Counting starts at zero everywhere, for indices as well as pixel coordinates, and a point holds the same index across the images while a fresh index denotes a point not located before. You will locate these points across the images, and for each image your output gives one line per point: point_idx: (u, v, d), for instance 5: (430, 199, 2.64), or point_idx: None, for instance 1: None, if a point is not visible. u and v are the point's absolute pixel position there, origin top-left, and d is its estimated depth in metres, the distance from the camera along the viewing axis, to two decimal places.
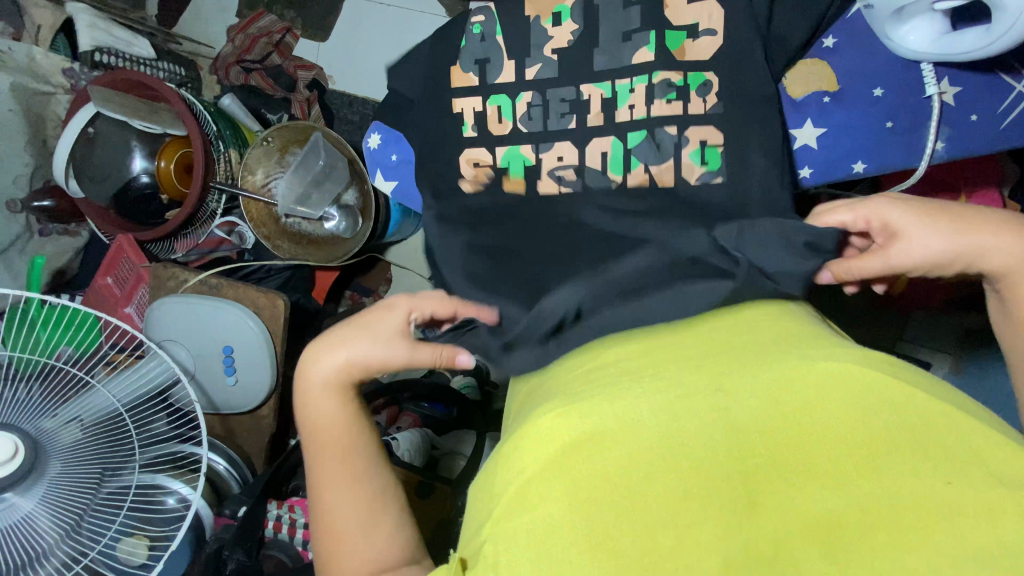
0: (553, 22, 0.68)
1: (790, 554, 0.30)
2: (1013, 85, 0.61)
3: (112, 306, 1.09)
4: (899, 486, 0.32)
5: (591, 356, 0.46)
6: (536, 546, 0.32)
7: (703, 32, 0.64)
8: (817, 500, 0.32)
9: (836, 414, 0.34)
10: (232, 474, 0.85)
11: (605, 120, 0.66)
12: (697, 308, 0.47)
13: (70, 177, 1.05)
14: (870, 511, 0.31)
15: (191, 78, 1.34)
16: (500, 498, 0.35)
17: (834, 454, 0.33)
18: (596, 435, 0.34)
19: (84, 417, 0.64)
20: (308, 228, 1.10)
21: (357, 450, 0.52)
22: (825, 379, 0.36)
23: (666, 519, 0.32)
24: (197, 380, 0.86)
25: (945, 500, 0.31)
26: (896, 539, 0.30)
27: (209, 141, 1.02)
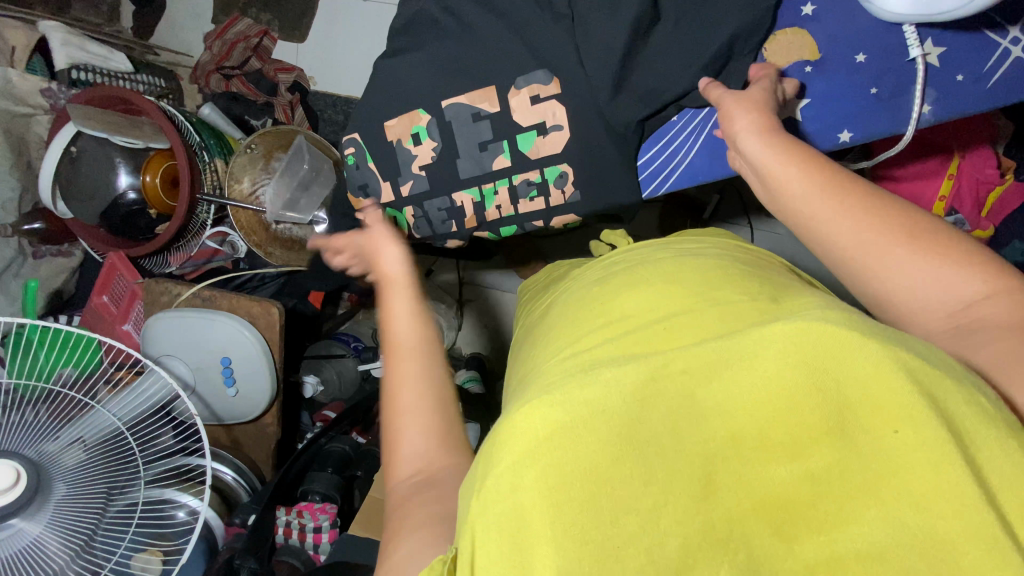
0: (414, 141, 0.65)
1: (744, 532, 0.30)
2: (998, 43, 0.56)
3: (109, 324, 1.09)
4: (857, 450, 0.30)
5: (575, 343, 0.45)
6: (514, 538, 0.31)
7: (552, 128, 0.63)
8: (774, 474, 0.31)
9: (793, 383, 0.32)
10: (241, 483, 0.86)
11: (479, 221, 0.69)
12: (679, 290, 0.45)
13: (58, 199, 1.04)
14: (828, 479, 0.30)
15: (171, 88, 1.34)
16: (480, 493, 0.34)
17: (800, 419, 0.31)
18: (564, 429, 0.33)
19: (87, 437, 0.64)
20: (299, 233, 1.09)
21: (410, 346, 0.52)
22: (784, 350, 0.33)
23: (631, 500, 0.31)
24: (199, 393, 0.86)
25: (898, 458, 0.29)
26: (853, 504, 0.29)
27: (192, 153, 1.01)
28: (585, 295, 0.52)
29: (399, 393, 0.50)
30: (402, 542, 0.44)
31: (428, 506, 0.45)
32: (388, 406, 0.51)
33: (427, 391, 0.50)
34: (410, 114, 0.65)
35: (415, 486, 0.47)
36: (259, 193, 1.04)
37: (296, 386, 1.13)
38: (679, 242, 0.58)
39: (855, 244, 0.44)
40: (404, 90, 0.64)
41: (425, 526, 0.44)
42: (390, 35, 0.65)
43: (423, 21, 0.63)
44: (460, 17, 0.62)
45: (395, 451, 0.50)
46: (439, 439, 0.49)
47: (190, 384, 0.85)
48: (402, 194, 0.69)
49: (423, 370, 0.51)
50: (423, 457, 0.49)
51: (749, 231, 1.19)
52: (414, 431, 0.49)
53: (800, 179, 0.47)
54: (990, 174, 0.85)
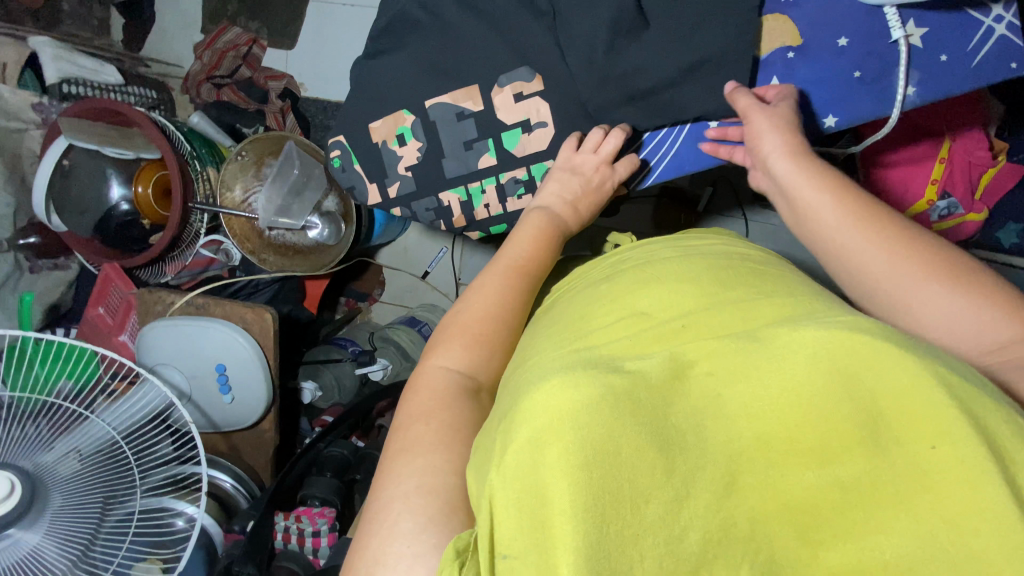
0: (399, 142, 0.65)
1: (763, 534, 0.30)
2: (981, 20, 0.55)
3: (107, 335, 1.09)
4: (888, 458, 0.30)
5: (588, 335, 0.44)
6: (532, 514, 0.30)
7: (537, 124, 0.63)
8: (803, 478, 0.31)
9: (822, 388, 0.32)
10: (240, 489, 0.86)
11: (467, 221, 0.69)
12: (698, 288, 0.45)
13: (51, 212, 1.04)
14: (856, 483, 0.30)
15: (162, 99, 1.36)
16: (499, 465, 0.33)
17: (825, 421, 0.31)
18: (581, 411, 0.32)
19: (83, 447, 0.64)
20: (293, 238, 1.09)
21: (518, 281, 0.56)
22: (811, 355, 0.33)
23: (654, 490, 0.30)
24: (195, 401, 0.86)
25: (928, 470, 0.29)
26: (880, 512, 0.29)
27: (185, 162, 1.01)
28: (602, 285, 0.52)
29: (483, 295, 0.54)
30: (420, 420, 0.46)
31: (462, 408, 0.47)
32: (464, 306, 0.54)
33: (508, 305, 0.54)
34: (394, 115, 0.65)
35: (453, 384, 0.49)
36: (250, 200, 1.05)
37: (294, 392, 1.12)
38: (692, 240, 0.58)
39: (881, 270, 0.46)
40: (387, 90, 0.64)
41: (443, 430, 0.45)
42: (372, 36, 0.65)
43: (404, 20, 0.63)
44: (441, 15, 0.62)
45: (443, 360, 0.51)
46: (492, 359, 0.52)
47: (186, 392, 0.85)
48: (389, 196, 0.68)
49: (510, 288, 0.55)
50: (472, 366, 0.51)
51: (744, 223, 1.18)
52: (473, 336, 0.52)
53: (833, 197, 0.49)
54: (981, 157, 0.85)
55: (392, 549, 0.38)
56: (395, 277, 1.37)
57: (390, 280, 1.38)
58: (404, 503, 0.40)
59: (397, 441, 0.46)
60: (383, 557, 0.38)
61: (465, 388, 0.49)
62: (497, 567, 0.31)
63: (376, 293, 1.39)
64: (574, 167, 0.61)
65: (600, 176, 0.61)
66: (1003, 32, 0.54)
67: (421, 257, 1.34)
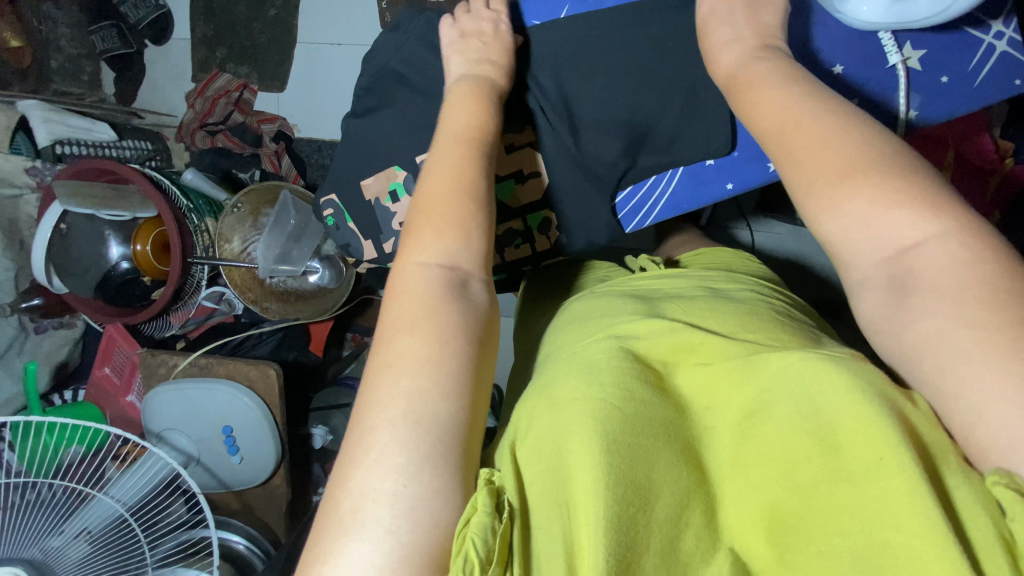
0: (391, 198, 0.64)
1: (740, 541, 0.29)
2: (981, 38, 0.54)
3: (114, 395, 1.09)
4: (845, 470, 0.27)
5: (600, 320, 0.44)
6: (552, 489, 0.31)
7: (529, 174, 0.63)
8: (766, 486, 0.29)
9: (787, 409, 0.30)
10: (254, 550, 0.85)
11: None
12: (731, 308, 0.42)
13: (52, 275, 1.05)
14: (810, 494, 0.28)
15: (158, 149, 1.37)
16: (525, 440, 0.35)
17: (786, 427, 0.30)
18: (604, 407, 0.32)
19: (91, 528, 0.63)
20: (294, 284, 1.07)
21: (472, 153, 0.47)
22: (785, 377, 0.31)
23: (638, 489, 0.29)
24: (202, 462, 0.85)
25: (873, 481, 0.26)
26: (833, 519, 0.26)
27: (182, 216, 1.01)
28: (628, 282, 0.53)
29: (456, 180, 0.45)
30: (402, 332, 0.38)
31: (448, 308, 0.39)
32: (427, 186, 0.46)
33: (478, 188, 0.46)
34: (385, 171, 0.64)
35: (436, 282, 0.41)
36: (249, 250, 1.04)
37: (305, 438, 1.14)
38: (717, 278, 0.51)
39: (812, 160, 0.39)
40: (378, 146, 0.63)
41: (429, 341, 0.37)
42: (358, 92, 0.65)
43: (388, 77, 0.62)
44: (425, 71, 0.61)
45: (416, 257, 0.42)
46: (469, 240, 0.43)
47: (194, 455, 0.84)
48: (385, 251, 0.67)
49: (464, 158, 0.47)
50: (455, 255, 0.42)
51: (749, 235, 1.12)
52: (437, 218, 0.43)
53: (773, 92, 0.43)
54: (989, 163, 0.83)
55: (381, 484, 0.32)
56: None
57: None
58: (389, 432, 0.34)
59: (379, 355, 0.38)
60: (376, 486, 0.32)
61: (451, 285, 0.41)
62: (529, 536, 0.31)
63: None
64: (468, 32, 0.56)
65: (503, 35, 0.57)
66: (1004, 50, 0.53)
67: None
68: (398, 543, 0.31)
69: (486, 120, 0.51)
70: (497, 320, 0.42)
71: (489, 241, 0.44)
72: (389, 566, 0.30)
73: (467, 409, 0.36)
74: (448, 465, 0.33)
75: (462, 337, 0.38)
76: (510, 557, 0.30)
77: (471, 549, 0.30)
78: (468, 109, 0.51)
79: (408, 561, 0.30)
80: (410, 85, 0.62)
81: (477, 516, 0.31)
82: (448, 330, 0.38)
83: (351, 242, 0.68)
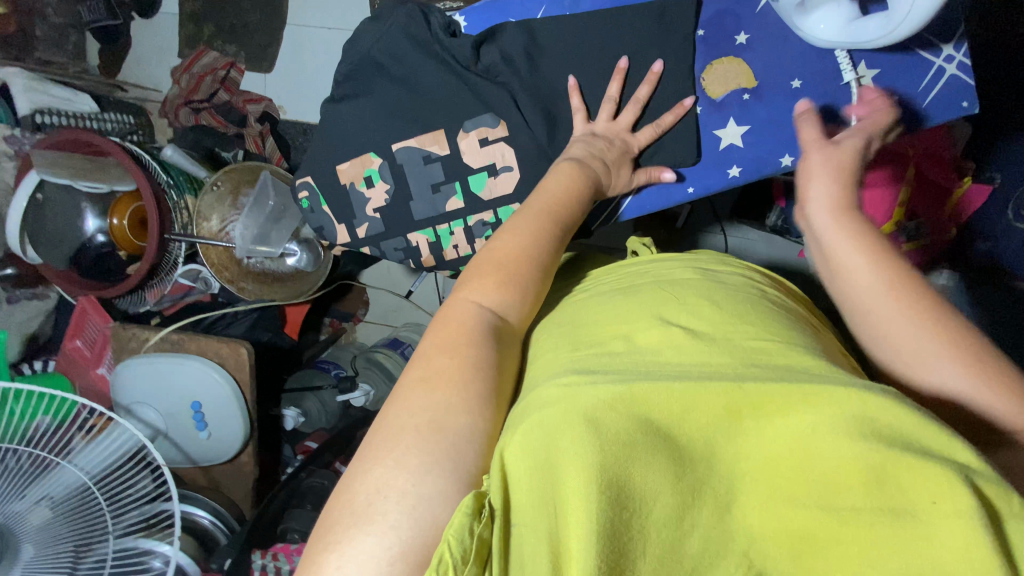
0: (367, 184, 0.65)
1: (759, 552, 0.30)
2: (932, 60, 0.57)
3: (84, 368, 1.09)
4: (891, 504, 0.28)
5: (589, 327, 0.45)
6: (545, 490, 0.31)
7: (503, 169, 0.63)
8: (796, 506, 0.30)
9: (810, 426, 0.31)
10: (218, 525, 0.86)
11: (438, 260, 0.68)
12: (728, 299, 0.44)
13: (26, 245, 1.04)
14: (847, 521, 0.28)
15: (140, 125, 1.33)
16: (515, 438, 0.35)
17: (834, 451, 0.30)
18: (600, 411, 0.33)
19: (54, 495, 0.64)
20: (271, 266, 1.09)
21: (545, 212, 0.50)
22: (818, 403, 0.32)
23: (654, 500, 0.30)
24: (171, 437, 0.86)
25: (924, 521, 0.27)
26: (869, 549, 0.28)
27: (161, 192, 1.01)
28: (624, 271, 0.54)
29: (530, 239, 0.48)
30: (445, 351, 0.41)
31: (488, 347, 0.41)
32: (502, 242, 0.48)
33: (546, 251, 0.48)
34: (362, 157, 0.65)
35: (484, 322, 0.43)
36: (228, 229, 1.04)
37: (276, 419, 1.15)
38: (709, 261, 0.53)
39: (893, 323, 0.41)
40: (354, 132, 0.64)
41: (467, 367, 0.40)
42: (337, 79, 0.66)
43: (369, 66, 0.64)
44: (405, 61, 0.63)
45: (468, 295, 0.44)
46: (524, 297, 0.45)
47: (161, 429, 0.84)
48: (359, 236, 0.68)
49: (534, 219, 0.49)
50: (506, 305, 0.45)
51: (723, 240, 1.13)
52: (502, 266, 0.46)
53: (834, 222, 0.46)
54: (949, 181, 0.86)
55: (394, 481, 0.34)
56: (380, 297, 1.35)
57: (374, 299, 1.37)
58: (414, 437, 0.36)
59: (418, 368, 0.40)
60: (389, 482, 0.34)
61: (495, 330, 0.43)
62: (508, 535, 0.32)
63: (360, 314, 1.38)
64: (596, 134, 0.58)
65: (615, 141, 0.58)
66: (955, 72, 0.56)
67: (403, 278, 1.32)
68: (396, 541, 0.32)
69: (566, 176, 0.53)
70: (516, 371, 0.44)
71: (536, 306, 0.47)
72: (390, 562, 0.31)
73: (486, 425, 0.38)
74: (457, 471, 0.35)
75: (497, 383, 0.41)
76: (488, 556, 0.31)
77: (446, 550, 0.30)
78: (555, 176, 0.53)
79: (407, 559, 0.32)
80: (402, 84, 0.63)
81: (457, 515, 0.31)
82: (487, 369, 0.40)
83: (327, 226, 0.69)
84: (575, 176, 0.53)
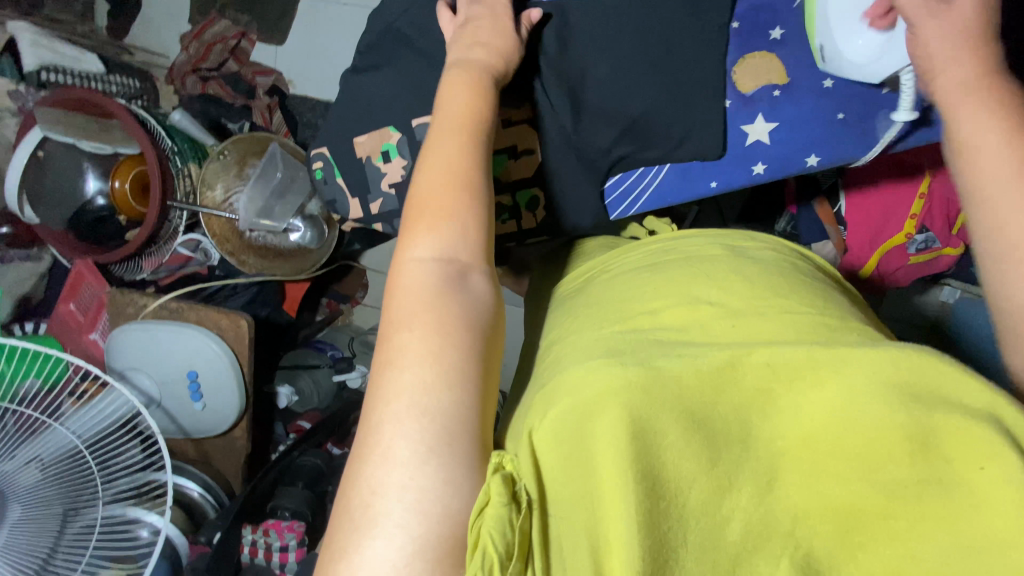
0: (383, 159, 0.64)
1: (807, 530, 0.31)
2: None
3: (77, 332, 1.07)
4: (934, 476, 0.29)
5: (620, 305, 0.45)
6: (584, 472, 0.32)
7: (523, 151, 0.64)
8: (839, 484, 0.31)
9: (847, 407, 0.32)
10: (208, 498, 0.85)
11: None
12: (745, 277, 0.44)
13: (24, 204, 1.02)
14: (890, 497, 0.30)
15: (146, 89, 1.29)
16: (544, 423, 0.36)
17: (873, 428, 0.31)
18: (628, 390, 0.33)
19: (44, 456, 0.63)
20: (273, 241, 1.07)
21: (467, 139, 0.47)
22: (849, 385, 0.32)
23: (697, 479, 0.31)
24: (163, 406, 0.84)
25: (972, 489, 0.28)
26: (915, 524, 0.29)
27: (165, 158, 0.99)
28: (649, 249, 0.54)
29: (448, 169, 0.45)
30: (402, 327, 0.38)
31: (450, 300, 0.39)
32: (421, 187, 0.45)
33: (468, 176, 0.45)
34: (380, 130, 0.63)
35: (434, 275, 0.41)
36: (232, 200, 1.02)
37: (269, 396, 1.13)
38: (735, 237, 0.53)
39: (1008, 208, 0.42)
40: (374, 105, 0.63)
41: (431, 331, 0.38)
42: (360, 49, 0.64)
43: (393, 37, 0.63)
44: (431, 34, 0.61)
45: (411, 253, 0.42)
46: (468, 232, 0.43)
47: (155, 398, 0.83)
48: (372, 212, 0.67)
49: (459, 150, 0.46)
50: (453, 247, 0.42)
51: None
52: (433, 212, 0.43)
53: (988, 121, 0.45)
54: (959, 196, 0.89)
55: (388, 479, 0.33)
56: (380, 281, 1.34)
57: (374, 284, 1.34)
58: (397, 426, 0.35)
59: (383, 351, 0.38)
60: (383, 482, 0.33)
61: (450, 277, 0.41)
62: (546, 524, 0.33)
63: (359, 296, 1.35)
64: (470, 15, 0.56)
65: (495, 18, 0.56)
66: None
67: None
68: (406, 539, 0.32)
69: (472, 94, 0.50)
70: (500, 312, 0.42)
71: (487, 231, 0.44)
72: (403, 562, 0.31)
73: (473, 400, 0.36)
74: (455, 455, 0.34)
75: (474, 337, 0.39)
76: (530, 552, 0.32)
77: (488, 543, 0.31)
78: (463, 91, 0.50)
79: (422, 555, 0.31)
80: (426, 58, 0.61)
81: (492, 507, 0.32)
82: (453, 321, 0.38)
83: (340, 199, 0.68)
84: (482, 95, 0.50)
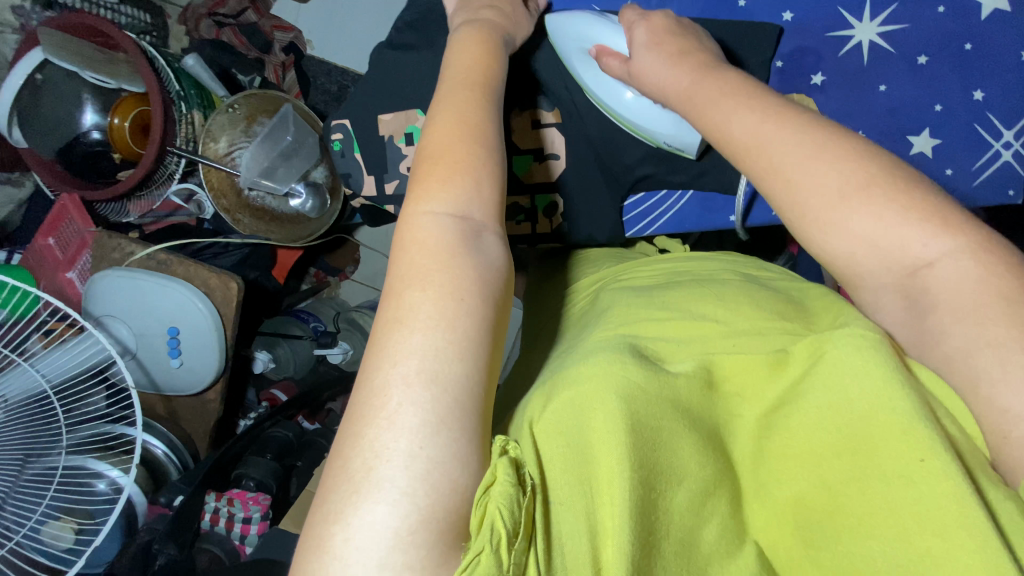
0: (405, 140, 0.63)
1: (771, 539, 0.33)
2: (992, 143, 0.65)
3: (52, 268, 1.02)
4: (877, 469, 0.30)
5: (625, 310, 0.44)
6: (578, 462, 0.32)
7: (548, 156, 0.64)
8: (791, 483, 0.33)
9: (812, 404, 0.33)
10: (172, 458, 0.82)
11: None
12: (749, 298, 0.43)
13: (13, 125, 0.95)
14: (835, 490, 0.31)
15: (156, 25, 1.23)
16: (543, 416, 0.35)
17: (828, 425, 0.32)
18: (630, 386, 0.33)
19: (8, 395, 0.59)
20: (272, 203, 1.03)
21: (485, 93, 0.44)
22: (825, 385, 0.32)
23: (683, 474, 0.32)
24: (138, 358, 0.81)
25: (912, 480, 0.29)
26: (865, 521, 0.30)
27: (169, 101, 0.95)
28: (659, 267, 0.55)
29: (465, 121, 0.42)
30: (412, 285, 0.35)
31: (465, 258, 0.36)
32: (433, 136, 0.41)
33: (486, 130, 0.42)
34: (406, 112, 0.62)
35: (450, 232, 0.37)
36: (234, 154, 0.98)
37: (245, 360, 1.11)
38: (747, 266, 0.54)
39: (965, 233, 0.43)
40: (406, 84, 0.62)
41: (440, 296, 0.34)
42: (400, 25, 0.62)
43: (435, 19, 0.61)
44: None
45: (424, 207, 0.38)
46: (484, 188, 0.40)
47: (130, 348, 0.80)
48: (385, 192, 0.66)
49: (474, 102, 0.43)
50: (467, 203, 0.39)
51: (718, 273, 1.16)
52: (448, 164, 0.40)
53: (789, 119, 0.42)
54: None
55: (394, 445, 0.30)
56: (371, 258, 1.34)
57: (365, 259, 1.35)
58: (405, 389, 0.32)
59: (387, 310, 0.35)
60: (390, 447, 0.30)
61: (465, 234, 0.37)
62: (548, 510, 0.32)
63: (348, 269, 1.34)
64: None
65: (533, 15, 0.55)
66: (1008, 159, 0.65)
67: None
68: (412, 508, 0.29)
69: (489, 52, 0.48)
70: (514, 279, 0.39)
71: (502, 191, 0.41)
72: (407, 529, 0.29)
73: (482, 371, 0.34)
74: (465, 430, 0.32)
75: (489, 301, 0.36)
76: (534, 531, 0.30)
77: (496, 519, 0.29)
78: (476, 46, 0.48)
79: (427, 526, 0.29)
80: None
81: (500, 485, 0.30)
82: (464, 278, 0.35)
83: (355, 174, 0.66)
84: (497, 54, 0.48)
